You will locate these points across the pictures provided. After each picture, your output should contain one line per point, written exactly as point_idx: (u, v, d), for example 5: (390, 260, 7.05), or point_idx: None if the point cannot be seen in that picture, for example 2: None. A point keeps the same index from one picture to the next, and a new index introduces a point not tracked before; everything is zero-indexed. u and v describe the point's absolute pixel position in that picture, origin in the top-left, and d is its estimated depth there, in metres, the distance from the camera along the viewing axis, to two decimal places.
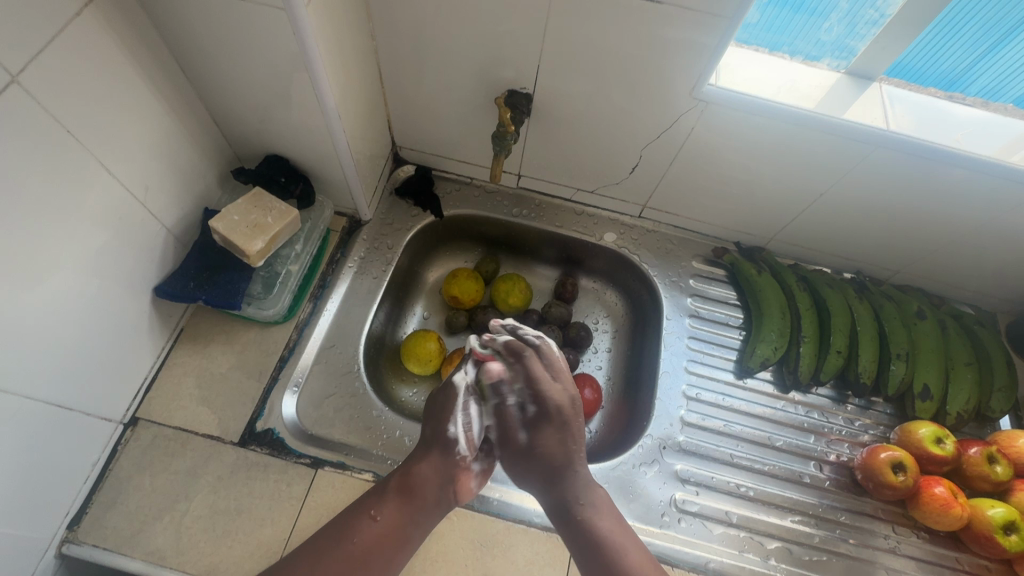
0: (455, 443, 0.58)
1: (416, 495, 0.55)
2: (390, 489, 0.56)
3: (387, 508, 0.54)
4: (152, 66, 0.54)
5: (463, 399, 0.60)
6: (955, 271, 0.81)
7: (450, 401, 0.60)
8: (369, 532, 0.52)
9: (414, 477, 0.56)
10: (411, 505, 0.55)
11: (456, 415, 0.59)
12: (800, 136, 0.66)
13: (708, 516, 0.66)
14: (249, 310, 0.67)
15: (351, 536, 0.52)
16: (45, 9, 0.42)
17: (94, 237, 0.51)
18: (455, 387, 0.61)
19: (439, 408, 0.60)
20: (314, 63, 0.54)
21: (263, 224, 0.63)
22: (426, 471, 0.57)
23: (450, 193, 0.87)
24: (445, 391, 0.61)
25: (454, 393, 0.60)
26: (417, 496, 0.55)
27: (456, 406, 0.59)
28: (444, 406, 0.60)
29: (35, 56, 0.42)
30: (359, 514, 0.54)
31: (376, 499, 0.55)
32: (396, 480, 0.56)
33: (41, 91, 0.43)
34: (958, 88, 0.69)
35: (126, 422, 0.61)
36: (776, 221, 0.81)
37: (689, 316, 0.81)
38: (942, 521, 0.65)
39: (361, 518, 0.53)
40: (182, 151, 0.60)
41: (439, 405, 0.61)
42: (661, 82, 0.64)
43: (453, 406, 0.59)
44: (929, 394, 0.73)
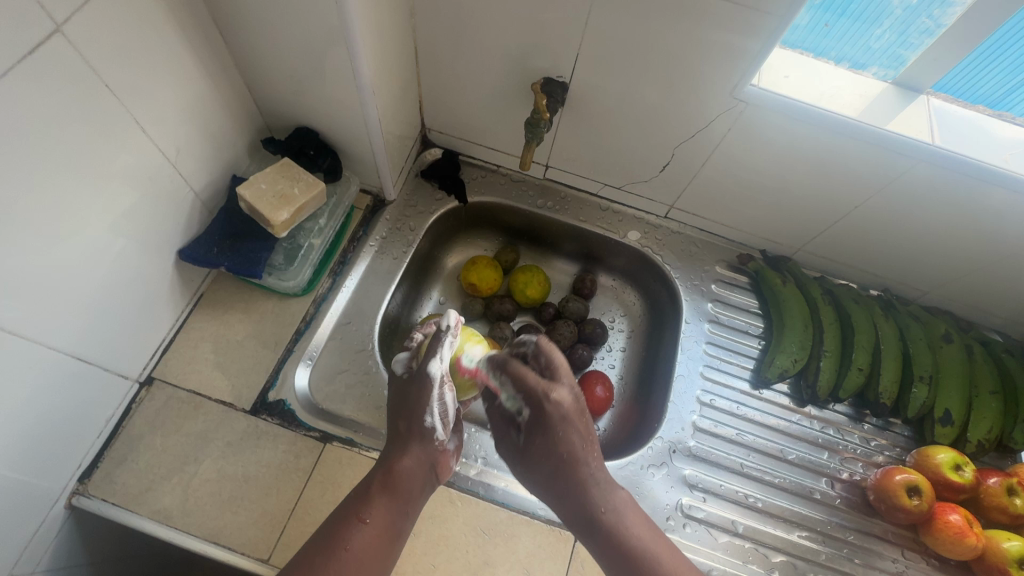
0: (431, 433, 0.58)
1: (399, 490, 0.54)
2: (372, 488, 0.54)
3: (375, 510, 0.52)
4: (192, 28, 0.54)
5: (440, 391, 0.58)
6: (987, 296, 0.78)
7: (424, 394, 0.57)
8: (360, 538, 0.50)
9: (395, 473, 0.55)
10: (398, 500, 0.53)
11: (432, 407, 0.57)
12: (841, 144, 0.64)
13: (714, 523, 0.66)
14: (270, 280, 0.65)
15: (346, 540, 0.50)
16: None
17: (123, 195, 0.51)
18: (429, 379, 0.57)
19: (411, 401, 0.58)
20: (353, 36, 0.54)
21: (289, 196, 0.63)
22: (408, 465, 0.56)
23: (474, 179, 0.86)
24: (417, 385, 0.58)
25: (427, 386, 0.57)
26: (405, 490, 0.54)
27: (428, 398, 0.57)
28: (416, 398, 0.58)
29: (80, 8, 0.42)
30: (346, 517, 0.52)
31: (361, 500, 0.53)
32: (378, 477, 0.55)
33: (85, 44, 0.43)
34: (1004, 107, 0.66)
35: (142, 381, 0.62)
36: (806, 231, 0.79)
37: (708, 322, 0.80)
38: (955, 549, 0.64)
39: (350, 521, 0.51)
40: (214, 116, 0.60)
41: (407, 399, 0.59)
42: (702, 80, 0.63)
43: (426, 400, 0.57)
44: (950, 419, 0.71)
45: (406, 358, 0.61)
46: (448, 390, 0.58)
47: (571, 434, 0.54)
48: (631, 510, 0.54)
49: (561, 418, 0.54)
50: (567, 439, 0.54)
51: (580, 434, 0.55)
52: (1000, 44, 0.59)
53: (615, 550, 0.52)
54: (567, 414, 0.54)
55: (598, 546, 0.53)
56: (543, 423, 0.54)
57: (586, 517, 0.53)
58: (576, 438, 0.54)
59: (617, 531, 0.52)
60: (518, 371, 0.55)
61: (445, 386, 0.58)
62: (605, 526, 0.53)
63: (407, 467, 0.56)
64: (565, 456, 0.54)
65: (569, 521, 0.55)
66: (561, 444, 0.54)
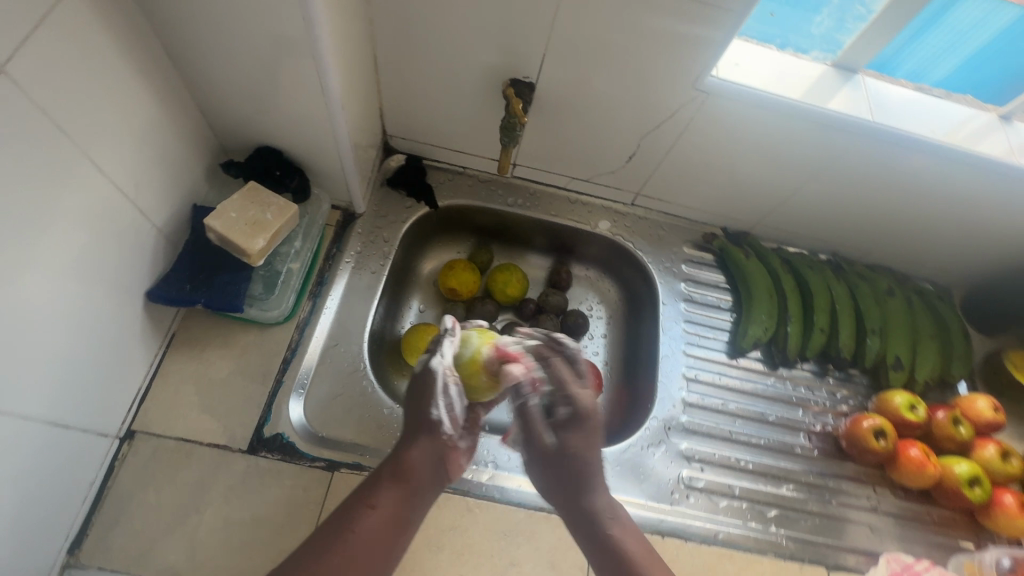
0: (439, 426, 0.53)
1: (409, 480, 0.49)
2: (379, 476, 0.49)
3: (386, 496, 0.48)
4: (139, 51, 0.49)
5: (448, 379, 0.55)
6: (919, 250, 0.87)
7: (428, 385, 0.54)
8: (370, 525, 0.46)
9: (406, 463, 0.50)
10: (409, 492, 0.49)
11: (439, 397, 0.53)
12: (794, 125, 0.69)
13: (713, 490, 0.70)
14: (252, 312, 0.65)
15: (351, 527, 0.45)
16: None
17: (82, 242, 0.47)
18: (432, 372, 0.55)
19: (422, 392, 0.54)
20: (321, 51, 0.52)
21: (262, 222, 0.60)
22: (417, 457, 0.51)
23: (443, 183, 0.85)
24: (426, 376, 0.55)
25: (431, 378, 0.55)
26: (415, 480, 0.49)
27: (439, 387, 0.54)
28: (428, 388, 0.54)
29: (22, 44, 0.38)
30: (354, 501, 0.47)
31: (369, 484, 0.48)
32: (387, 469, 0.50)
33: (29, 81, 0.39)
34: (891, 70, 0.74)
35: (121, 437, 0.58)
36: (762, 207, 0.84)
37: (683, 301, 0.84)
38: (918, 479, 0.72)
39: (356, 505, 0.47)
40: (170, 145, 0.56)
41: (419, 387, 0.55)
42: (664, 73, 0.65)
43: (435, 389, 0.54)
44: (901, 364, 0.80)
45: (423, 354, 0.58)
46: (453, 382, 0.55)
47: (584, 440, 0.53)
48: (630, 524, 0.52)
49: (583, 422, 0.54)
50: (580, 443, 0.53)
51: (591, 443, 0.53)
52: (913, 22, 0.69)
53: (609, 560, 0.50)
54: (588, 420, 0.54)
55: (592, 553, 0.51)
56: (574, 424, 0.54)
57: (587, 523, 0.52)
58: (586, 444, 0.53)
59: (615, 544, 0.50)
60: (557, 368, 0.57)
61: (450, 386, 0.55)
62: (602, 536, 0.51)
63: (418, 457, 0.51)
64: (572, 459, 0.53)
65: (567, 521, 0.54)
66: (573, 450, 0.53)
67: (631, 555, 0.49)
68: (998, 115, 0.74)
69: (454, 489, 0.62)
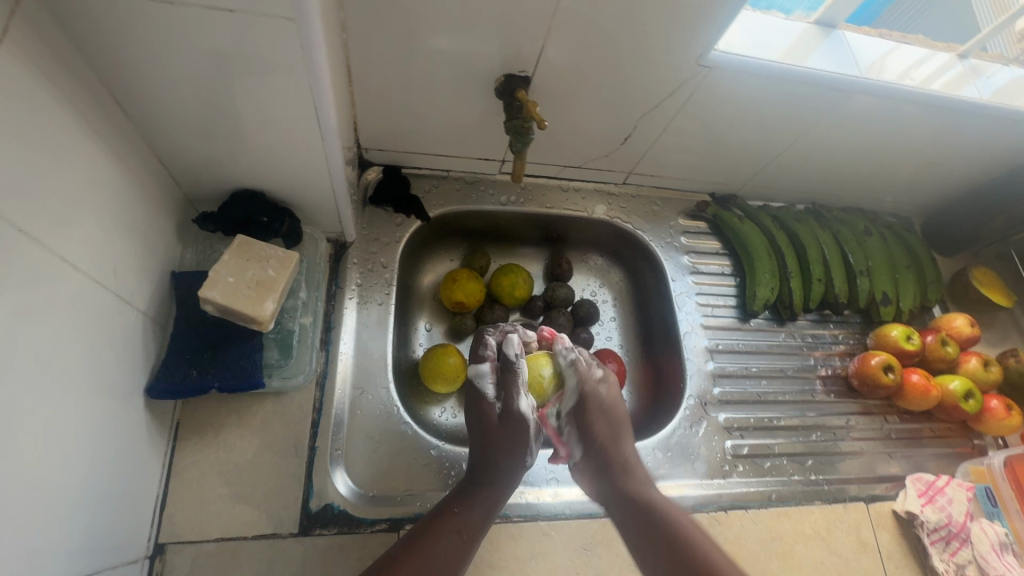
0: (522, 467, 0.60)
1: (493, 503, 0.54)
2: (472, 496, 0.54)
3: (468, 519, 0.52)
4: (76, 110, 0.40)
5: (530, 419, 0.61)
6: (887, 190, 0.92)
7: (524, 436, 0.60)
8: (454, 539, 0.49)
9: (490, 483, 0.56)
10: (488, 518, 0.54)
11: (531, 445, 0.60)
12: (788, 90, 0.69)
13: (757, 454, 0.74)
14: (274, 383, 0.58)
15: (443, 533, 0.50)
16: None
17: (54, 353, 0.39)
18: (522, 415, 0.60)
19: (509, 428, 0.60)
20: (315, 72, 0.45)
21: (265, 280, 0.53)
22: (499, 492, 0.56)
23: (429, 191, 0.79)
24: (514, 423, 0.60)
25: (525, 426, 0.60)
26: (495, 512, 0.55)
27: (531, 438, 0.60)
28: (516, 429, 0.60)
29: None
30: (444, 515, 0.51)
31: (457, 504, 0.53)
32: (476, 488, 0.55)
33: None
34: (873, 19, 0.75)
35: (151, 554, 0.51)
36: (749, 170, 0.85)
37: (690, 274, 0.85)
38: (923, 402, 0.79)
39: (447, 523, 0.51)
40: (124, 211, 0.47)
41: (508, 426, 0.60)
42: (659, 53, 0.63)
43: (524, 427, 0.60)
44: (888, 298, 0.86)
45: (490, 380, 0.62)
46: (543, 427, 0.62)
47: (602, 423, 0.61)
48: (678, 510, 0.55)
49: (599, 407, 0.61)
50: (601, 424, 0.61)
51: (613, 424, 0.61)
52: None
53: (661, 542, 0.51)
54: (602, 401, 0.62)
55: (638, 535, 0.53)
56: (585, 405, 0.61)
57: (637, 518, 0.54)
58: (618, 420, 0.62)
59: (660, 522, 0.53)
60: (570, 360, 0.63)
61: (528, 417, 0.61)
62: (650, 521, 0.53)
63: (500, 485, 0.56)
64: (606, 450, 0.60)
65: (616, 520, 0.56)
66: (596, 426, 0.61)
67: (683, 533, 0.51)
68: (959, 55, 0.77)
69: (526, 517, 0.61)
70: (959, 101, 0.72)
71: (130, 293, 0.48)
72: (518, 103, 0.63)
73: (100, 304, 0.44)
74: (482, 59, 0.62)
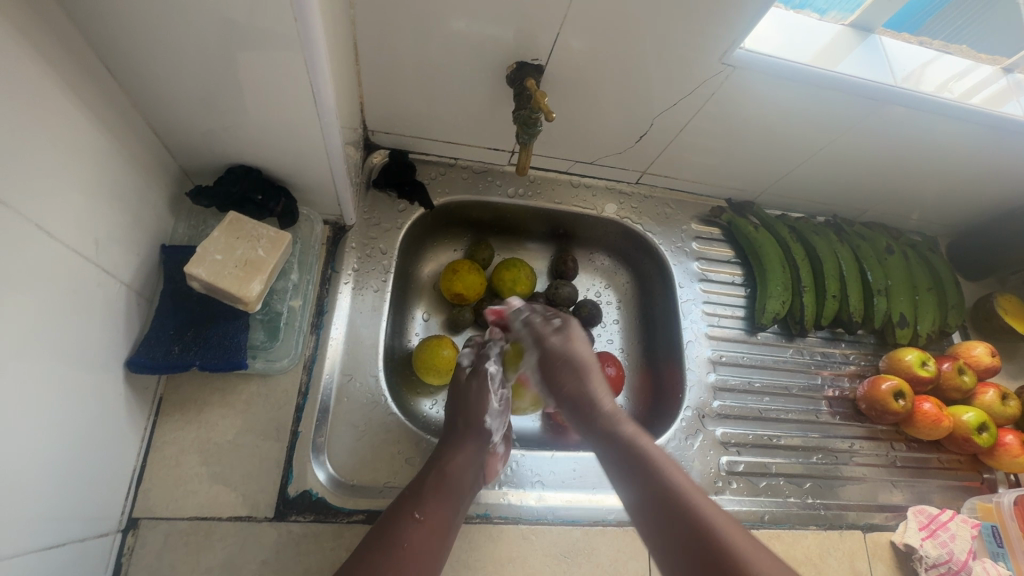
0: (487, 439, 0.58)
1: (453, 488, 0.52)
2: (428, 483, 0.51)
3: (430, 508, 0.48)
4: (64, 77, 0.39)
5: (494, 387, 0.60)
6: (912, 207, 0.88)
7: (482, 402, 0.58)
8: (420, 530, 0.46)
9: (452, 462, 0.54)
10: (449, 500, 0.50)
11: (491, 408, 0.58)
12: (816, 97, 0.65)
13: (753, 472, 0.71)
14: (258, 365, 0.57)
15: (405, 525, 0.45)
16: None
17: (33, 320, 0.38)
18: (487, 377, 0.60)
19: (472, 398, 0.59)
20: (313, 49, 0.43)
21: (254, 260, 0.52)
22: (460, 462, 0.54)
23: (435, 178, 0.77)
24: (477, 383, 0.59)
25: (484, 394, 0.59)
26: (456, 489, 0.52)
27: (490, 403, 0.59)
28: (477, 395, 0.59)
29: None
30: (402, 516, 0.46)
31: (415, 500, 0.48)
32: (432, 473, 0.52)
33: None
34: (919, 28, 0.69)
35: (124, 528, 0.50)
36: (769, 177, 0.82)
37: (699, 281, 0.83)
38: (932, 432, 0.76)
39: (407, 520, 0.46)
40: (113, 180, 0.46)
41: (466, 399, 0.59)
42: (679, 51, 0.60)
43: (484, 399, 0.58)
44: (906, 320, 0.82)
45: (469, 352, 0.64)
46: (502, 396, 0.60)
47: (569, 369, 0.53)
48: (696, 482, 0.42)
49: (566, 361, 0.53)
50: (571, 380, 0.53)
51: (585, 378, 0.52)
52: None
53: (670, 520, 0.40)
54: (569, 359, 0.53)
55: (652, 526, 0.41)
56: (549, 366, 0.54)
57: (650, 505, 0.42)
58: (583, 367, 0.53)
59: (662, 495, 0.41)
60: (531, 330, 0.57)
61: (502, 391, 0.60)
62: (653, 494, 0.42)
63: (467, 466, 0.54)
64: (583, 403, 0.51)
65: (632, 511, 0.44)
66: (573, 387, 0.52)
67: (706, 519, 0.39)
68: (1004, 68, 0.73)
69: (507, 519, 0.59)
70: (999, 117, 0.68)
71: (115, 264, 0.47)
72: (527, 93, 0.60)
73: (81, 274, 0.43)
74: (494, 44, 0.60)
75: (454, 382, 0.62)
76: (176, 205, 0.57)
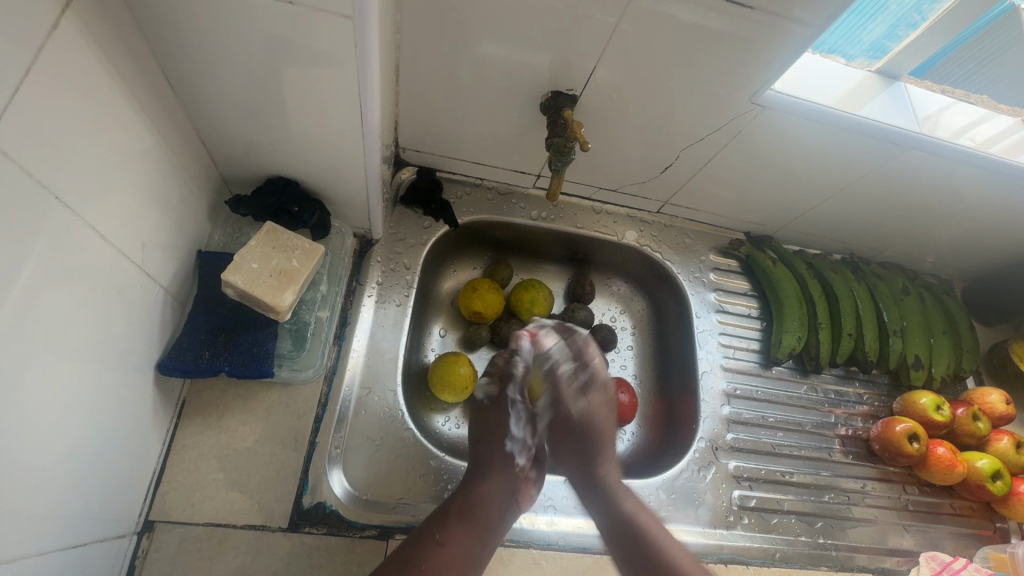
0: (512, 462, 0.61)
1: (477, 515, 0.55)
2: (452, 513, 0.54)
3: (451, 532, 0.52)
4: (127, 86, 0.41)
5: (515, 410, 0.64)
6: (929, 249, 0.89)
7: (502, 424, 0.63)
8: (438, 558, 0.50)
9: (473, 497, 0.56)
10: (474, 529, 0.54)
11: (510, 433, 0.62)
12: (841, 139, 0.66)
13: (764, 508, 0.71)
14: (283, 373, 0.58)
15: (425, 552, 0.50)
16: (12, 35, 0.30)
17: (78, 321, 0.39)
18: (507, 403, 0.64)
19: (495, 421, 0.61)
20: (364, 75, 0.45)
21: (289, 270, 0.54)
22: (485, 492, 0.57)
23: (461, 197, 0.79)
24: (498, 409, 0.64)
25: (498, 410, 0.64)
26: (477, 518, 0.55)
27: (509, 428, 0.63)
28: (500, 424, 0.63)
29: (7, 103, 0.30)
30: (425, 539, 0.51)
31: (438, 523, 0.53)
32: (456, 502, 0.55)
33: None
34: (938, 80, 0.72)
35: (140, 530, 0.50)
36: (788, 214, 0.83)
37: (715, 312, 0.83)
38: (945, 477, 0.75)
39: (428, 544, 0.51)
40: (160, 187, 0.48)
41: (493, 423, 0.62)
42: (709, 88, 0.61)
43: (506, 426, 0.63)
44: (920, 362, 0.82)
45: (486, 385, 0.67)
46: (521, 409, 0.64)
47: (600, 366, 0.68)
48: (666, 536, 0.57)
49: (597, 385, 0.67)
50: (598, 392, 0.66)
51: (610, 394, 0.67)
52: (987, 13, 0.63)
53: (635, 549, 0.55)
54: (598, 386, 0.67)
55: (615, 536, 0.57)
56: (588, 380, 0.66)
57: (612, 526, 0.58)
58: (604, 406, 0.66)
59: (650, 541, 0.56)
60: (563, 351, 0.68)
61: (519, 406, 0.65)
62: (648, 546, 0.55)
63: (490, 498, 0.57)
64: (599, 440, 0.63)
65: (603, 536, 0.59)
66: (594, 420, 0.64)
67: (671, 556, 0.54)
68: None
69: (517, 543, 0.59)
70: (1018, 169, 0.69)
71: (156, 268, 0.49)
72: (561, 121, 0.62)
73: (123, 276, 0.44)
74: (531, 73, 0.62)
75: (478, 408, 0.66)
76: (212, 212, 0.59)
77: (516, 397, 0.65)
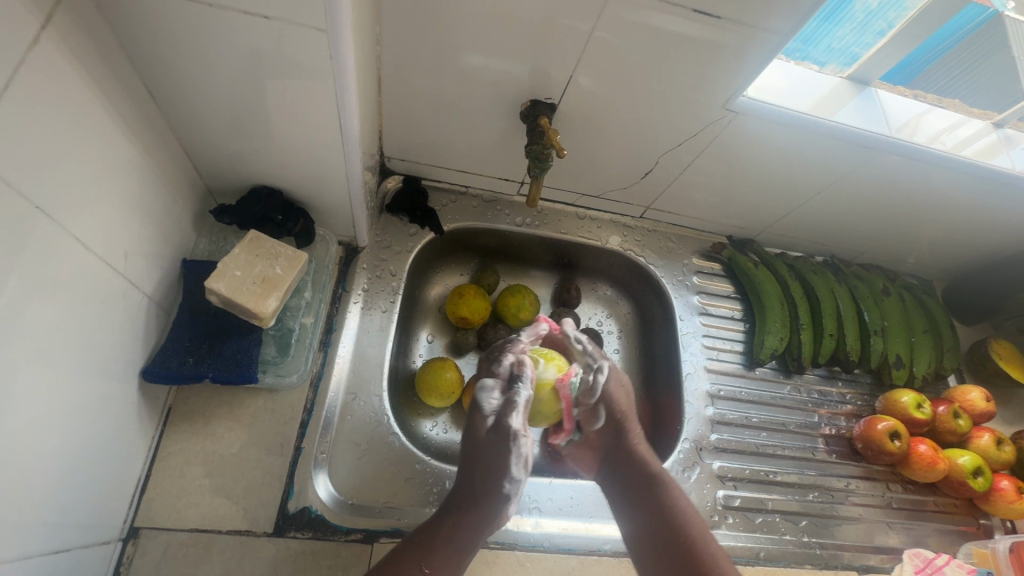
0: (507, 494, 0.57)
1: (463, 547, 0.52)
2: (437, 542, 0.51)
3: (437, 562, 0.50)
4: (109, 100, 0.42)
5: (518, 448, 0.57)
6: (908, 249, 0.90)
7: (504, 458, 0.56)
8: None
9: (463, 526, 0.53)
10: (460, 559, 0.52)
11: (512, 472, 0.56)
12: (815, 144, 0.68)
13: (749, 508, 0.71)
14: (268, 380, 0.59)
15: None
16: None
17: (62, 328, 0.40)
18: (511, 436, 0.57)
19: (494, 457, 0.57)
20: (343, 85, 0.46)
21: (272, 278, 0.55)
22: (472, 523, 0.53)
23: (446, 205, 0.80)
24: (501, 440, 0.57)
25: (509, 447, 0.57)
26: (466, 547, 0.52)
27: (511, 464, 0.56)
28: (499, 455, 0.57)
29: None
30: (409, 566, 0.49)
31: (422, 551, 0.50)
32: (445, 529, 0.52)
33: None
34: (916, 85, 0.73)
35: (125, 537, 0.51)
36: (768, 217, 0.85)
37: (699, 314, 0.85)
38: (928, 474, 0.76)
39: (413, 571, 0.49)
40: (143, 197, 0.49)
41: (491, 457, 0.57)
42: (684, 95, 0.63)
43: (508, 464, 0.56)
44: (901, 361, 0.83)
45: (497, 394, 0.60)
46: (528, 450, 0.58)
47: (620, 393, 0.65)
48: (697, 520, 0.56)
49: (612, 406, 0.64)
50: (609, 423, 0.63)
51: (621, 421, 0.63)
52: (956, 22, 0.65)
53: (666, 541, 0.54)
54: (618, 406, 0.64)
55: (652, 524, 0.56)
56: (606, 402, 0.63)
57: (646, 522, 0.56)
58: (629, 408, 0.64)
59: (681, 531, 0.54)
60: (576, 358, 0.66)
61: (524, 441, 0.58)
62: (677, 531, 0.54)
63: (480, 530, 0.54)
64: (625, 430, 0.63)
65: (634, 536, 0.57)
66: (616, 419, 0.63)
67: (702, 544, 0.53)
68: (994, 122, 0.76)
69: (502, 545, 0.59)
70: (989, 170, 0.71)
71: (139, 276, 0.49)
72: (539, 129, 0.63)
73: (107, 285, 0.45)
74: (510, 83, 0.63)
75: (471, 430, 0.59)
76: (197, 221, 0.60)
77: (522, 433, 0.58)
